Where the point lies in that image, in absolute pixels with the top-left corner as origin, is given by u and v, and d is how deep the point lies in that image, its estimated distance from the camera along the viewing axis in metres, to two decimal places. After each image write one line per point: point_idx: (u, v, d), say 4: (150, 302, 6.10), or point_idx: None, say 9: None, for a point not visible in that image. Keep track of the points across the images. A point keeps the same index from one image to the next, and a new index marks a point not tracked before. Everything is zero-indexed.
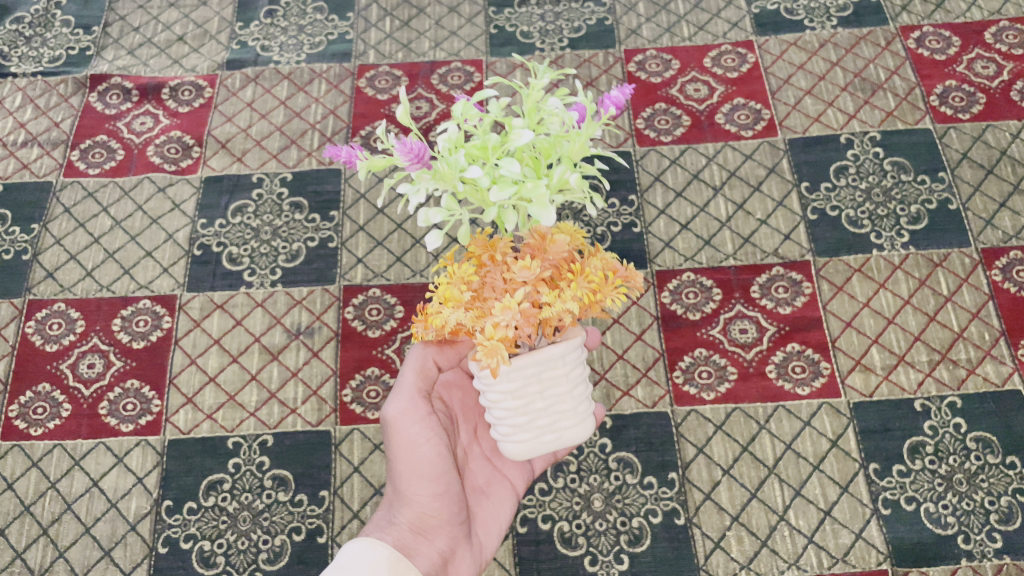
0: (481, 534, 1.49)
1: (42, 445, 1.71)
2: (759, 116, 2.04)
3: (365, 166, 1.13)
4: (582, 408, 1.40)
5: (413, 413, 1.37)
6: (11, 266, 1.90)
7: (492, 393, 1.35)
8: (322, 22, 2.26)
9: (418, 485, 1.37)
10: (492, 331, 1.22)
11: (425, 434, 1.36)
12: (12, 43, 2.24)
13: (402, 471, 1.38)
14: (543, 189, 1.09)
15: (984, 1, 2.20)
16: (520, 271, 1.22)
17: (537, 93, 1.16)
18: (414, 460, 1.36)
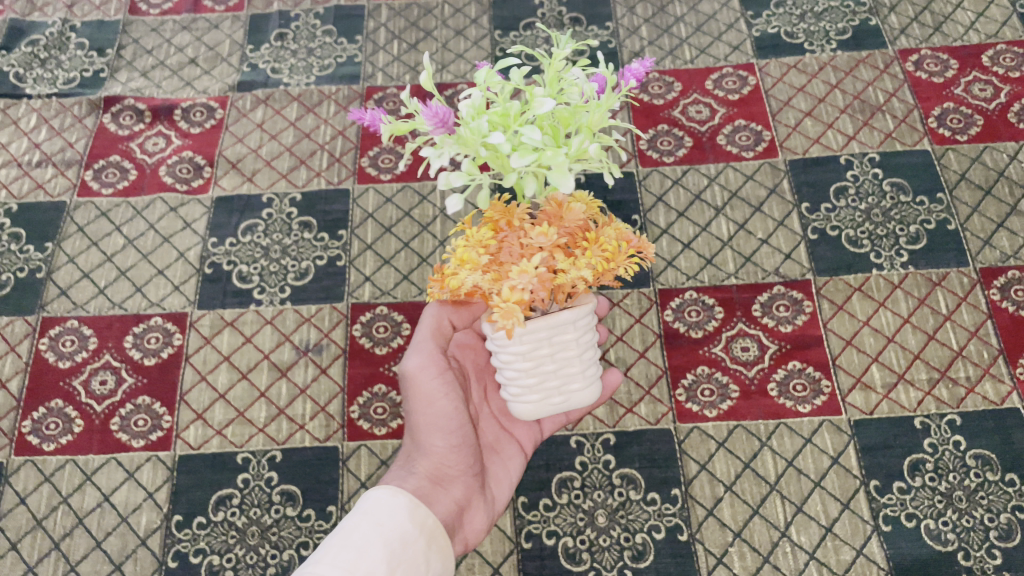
0: (494, 488, 1.55)
1: (54, 461, 1.73)
2: (760, 137, 2.07)
3: (390, 130, 1.24)
4: (590, 371, 1.47)
5: (432, 367, 1.45)
6: (25, 284, 1.93)
7: (504, 354, 1.41)
8: (331, 45, 2.31)
9: (436, 436, 1.45)
10: (510, 294, 1.27)
11: (443, 387, 1.44)
12: (27, 65, 2.29)
13: (421, 423, 1.46)
14: (562, 157, 1.18)
15: (982, 24, 2.24)
16: (538, 237, 1.29)
17: (559, 64, 1.25)
18: (433, 411, 1.44)
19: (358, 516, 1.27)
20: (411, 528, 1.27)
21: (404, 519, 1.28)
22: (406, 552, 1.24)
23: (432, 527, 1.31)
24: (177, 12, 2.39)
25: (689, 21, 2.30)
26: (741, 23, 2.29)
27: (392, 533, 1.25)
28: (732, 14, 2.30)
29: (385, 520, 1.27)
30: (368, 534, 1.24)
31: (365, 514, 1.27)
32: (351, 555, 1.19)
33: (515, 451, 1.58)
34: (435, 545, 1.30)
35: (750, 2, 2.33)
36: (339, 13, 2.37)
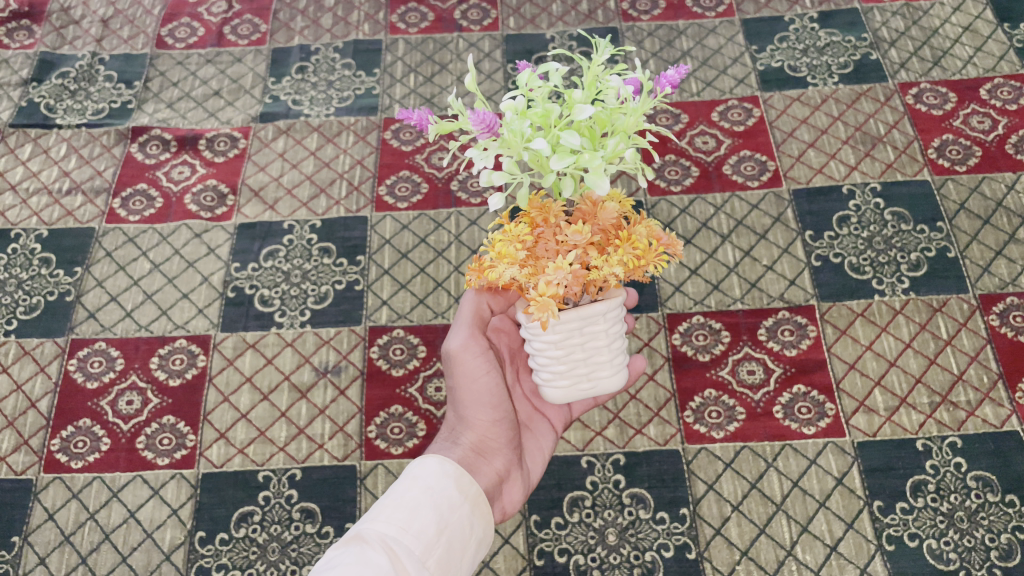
0: (530, 464, 1.61)
1: (82, 477, 1.79)
2: (765, 167, 2.14)
3: (436, 130, 1.32)
4: (618, 360, 1.54)
5: (475, 345, 1.50)
6: (55, 307, 2.00)
7: (537, 342, 1.48)
8: (350, 78, 2.40)
9: (479, 410, 1.50)
10: (546, 288, 1.33)
11: (485, 364, 1.50)
12: (58, 96, 2.38)
13: (464, 399, 1.51)
14: (599, 161, 1.23)
15: (979, 59, 2.31)
16: (573, 235, 1.36)
17: (597, 69, 1.31)
18: (476, 388, 1.49)
19: (409, 479, 1.34)
20: (458, 493, 1.34)
21: (452, 484, 1.35)
22: (453, 515, 1.31)
23: (476, 494, 1.37)
24: (202, 46, 2.48)
25: (695, 55, 2.38)
26: (746, 58, 2.37)
27: (441, 497, 1.32)
28: (737, 49, 2.39)
29: (434, 484, 1.33)
30: (418, 496, 1.31)
31: (416, 477, 1.34)
32: (403, 516, 1.27)
33: (548, 428, 1.64)
34: (480, 511, 1.36)
35: (754, 37, 2.41)
36: (358, 47, 2.47)
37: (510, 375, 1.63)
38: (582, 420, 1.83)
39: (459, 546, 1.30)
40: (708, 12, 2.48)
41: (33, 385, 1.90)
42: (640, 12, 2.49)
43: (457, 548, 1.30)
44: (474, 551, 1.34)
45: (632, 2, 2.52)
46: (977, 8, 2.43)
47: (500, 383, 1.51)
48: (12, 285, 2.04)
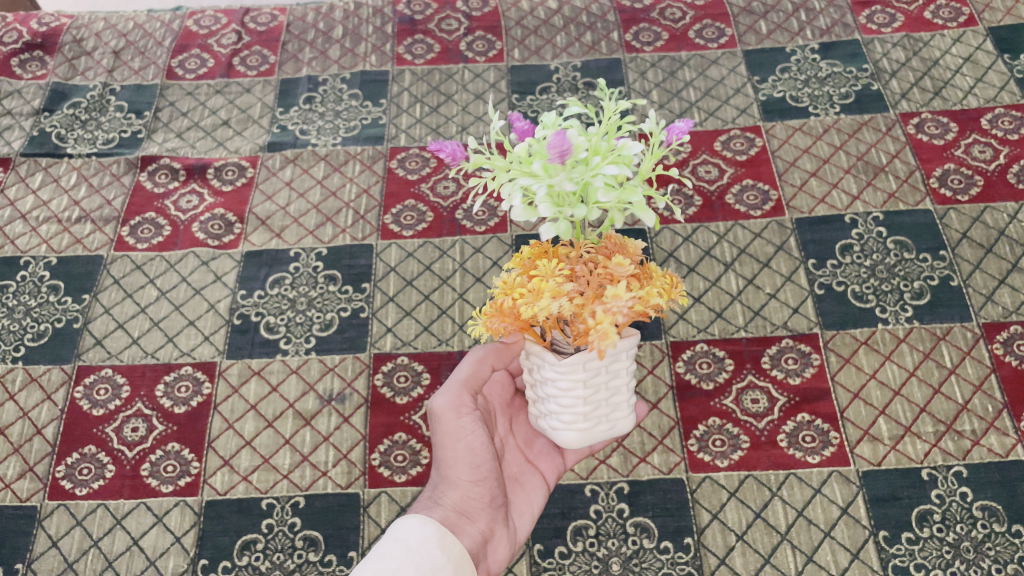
0: (517, 521, 1.60)
1: (86, 505, 1.79)
2: (767, 197, 2.16)
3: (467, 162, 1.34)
4: (633, 401, 1.57)
5: (464, 404, 1.53)
6: (63, 334, 2.02)
7: (563, 382, 1.46)
8: (357, 108, 2.43)
9: (461, 469, 1.51)
10: (603, 316, 1.32)
11: (471, 425, 1.52)
12: (69, 126, 2.41)
13: (448, 457, 1.53)
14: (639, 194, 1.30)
15: (980, 89, 2.33)
16: (619, 264, 1.35)
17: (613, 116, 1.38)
18: (461, 448, 1.51)
19: (392, 543, 1.36)
20: (441, 555, 1.36)
21: (435, 547, 1.36)
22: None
23: (460, 554, 1.39)
24: (211, 77, 2.52)
25: (698, 85, 2.41)
26: (749, 88, 2.39)
27: (424, 560, 1.34)
28: (739, 79, 2.42)
29: (417, 548, 1.35)
30: (401, 561, 1.32)
31: (398, 540, 1.36)
32: None
33: (538, 482, 1.63)
34: (464, 570, 1.38)
35: (757, 68, 2.44)
36: (365, 77, 2.50)
37: (503, 428, 1.65)
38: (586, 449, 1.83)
39: None
40: (710, 43, 2.51)
41: (39, 412, 1.91)
42: (643, 44, 2.52)
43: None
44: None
45: (635, 34, 2.55)
46: (978, 39, 2.45)
47: (484, 443, 1.52)
48: (21, 312, 2.06)
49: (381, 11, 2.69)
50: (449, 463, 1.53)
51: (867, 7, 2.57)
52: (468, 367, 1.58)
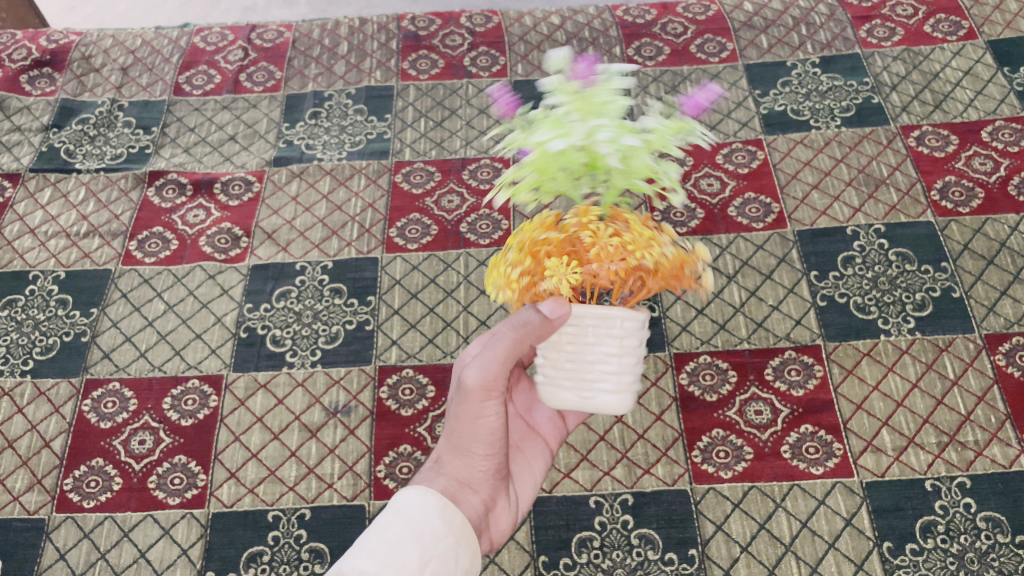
0: (518, 490, 1.55)
1: (93, 517, 1.80)
2: (769, 209, 2.17)
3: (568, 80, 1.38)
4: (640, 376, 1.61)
5: (495, 382, 1.39)
6: (71, 348, 2.04)
7: (609, 343, 1.46)
8: (362, 123, 2.46)
9: (477, 448, 1.42)
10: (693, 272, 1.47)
11: (494, 408, 1.41)
12: (78, 141, 2.44)
13: (462, 431, 1.43)
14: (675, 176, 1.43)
15: (981, 102, 2.35)
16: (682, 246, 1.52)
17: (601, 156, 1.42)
18: (480, 424, 1.41)
19: (390, 514, 1.29)
20: (442, 524, 1.29)
21: (436, 516, 1.30)
22: (439, 547, 1.26)
23: (461, 524, 1.32)
24: (218, 93, 2.55)
25: None
26: (750, 102, 2.41)
27: (425, 528, 1.27)
28: (740, 93, 2.44)
29: (417, 517, 1.28)
30: (402, 530, 1.26)
31: (398, 511, 1.29)
32: (384, 550, 1.23)
33: (539, 450, 1.60)
34: (466, 540, 1.32)
35: (758, 82, 2.46)
36: (370, 93, 2.53)
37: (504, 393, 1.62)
38: (590, 460, 1.83)
39: None
40: (711, 57, 2.54)
41: (47, 425, 1.92)
42: (644, 58, 2.55)
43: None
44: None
45: (637, 49, 2.58)
46: (977, 52, 2.47)
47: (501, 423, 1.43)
48: (29, 325, 2.08)
49: (386, 27, 2.72)
50: (461, 438, 1.42)
51: (867, 20, 2.60)
52: (507, 341, 1.41)
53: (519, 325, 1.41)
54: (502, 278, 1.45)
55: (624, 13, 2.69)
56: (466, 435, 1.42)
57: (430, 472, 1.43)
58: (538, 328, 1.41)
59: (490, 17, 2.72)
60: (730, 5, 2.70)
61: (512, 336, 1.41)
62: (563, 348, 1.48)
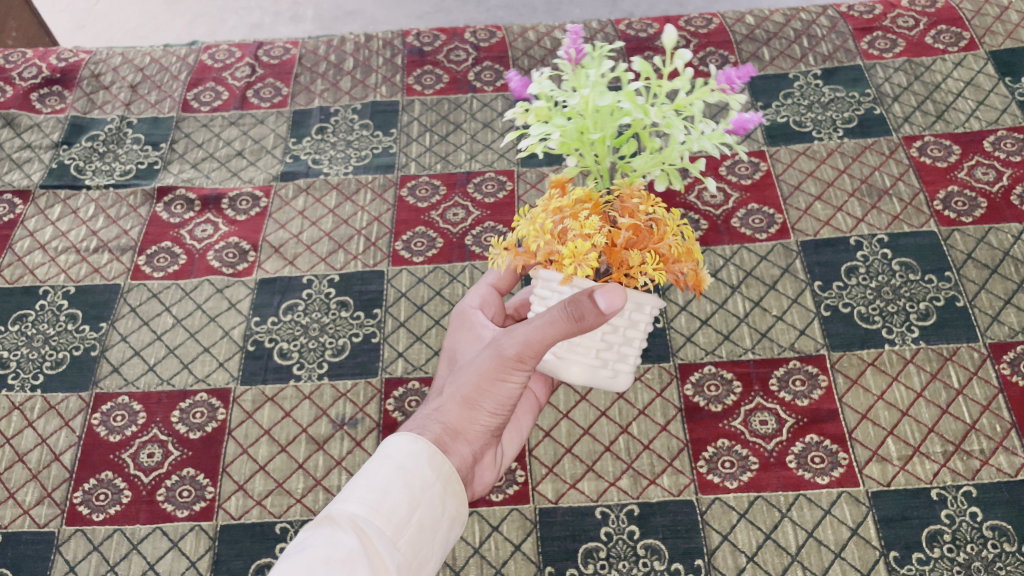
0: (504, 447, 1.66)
1: (103, 530, 1.81)
2: (772, 220, 2.19)
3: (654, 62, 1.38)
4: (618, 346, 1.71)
5: (531, 356, 1.40)
6: (80, 362, 2.06)
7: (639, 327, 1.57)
8: (368, 137, 2.48)
9: (485, 404, 1.42)
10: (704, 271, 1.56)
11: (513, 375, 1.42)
12: (87, 158, 2.47)
13: (474, 385, 1.42)
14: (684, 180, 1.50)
15: (982, 112, 2.36)
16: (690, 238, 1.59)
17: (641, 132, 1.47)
18: (500, 388, 1.42)
19: (379, 458, 1.26)
20: (431, 472, 1.27)
21: (425, 463, 1.28)
22: (426, 495, 1.25)
23: (449, 472, 1.30)
24: (226, 109, 2.58)
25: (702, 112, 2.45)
26: (752, 114, 2.43)
27: (413, 476, 1.26)
28: (743, 105, 2.46)
29: (406, 464, 1.26)
30: (391, 475, 1.24)
31: (386, 456, 1.27)
32: (374, 494, 1.22)
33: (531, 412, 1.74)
34: (452, 488, 1.30)
35: (760, 94, 2.48)
36: (375, 108, 2.56)
37: None
38: (596, 471, 1.84)
39: (431, 526, 1.25)
40: (714, 70, 2.56)
41: (57, 439, 1.93)
42: None
43: (428, 529, 1.24)
44: (446, 531, 1.28)
45: (641, 62, 2.60)
46: (978, 63, 2.49)
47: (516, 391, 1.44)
48: (40, 340, 2.10)
49: (391, 43, 2.75)
50: (473, 393, 1.42)
51: (869, 32, 2.62)
52: (559, 323, 1.35)
53: (571, 311, 1.33)
54: (570, 253, 1.42)
55: (626, 27, 2.73)
56: (481, 391, 1.42)
57: (427, 416, 1.42)
58: (590, 317, 1.34)
59: (493, 32, 2.75)
60: (731, 18, 2.72)
61: (564, 320, 1.34)
62: (600, 334, 1.53)
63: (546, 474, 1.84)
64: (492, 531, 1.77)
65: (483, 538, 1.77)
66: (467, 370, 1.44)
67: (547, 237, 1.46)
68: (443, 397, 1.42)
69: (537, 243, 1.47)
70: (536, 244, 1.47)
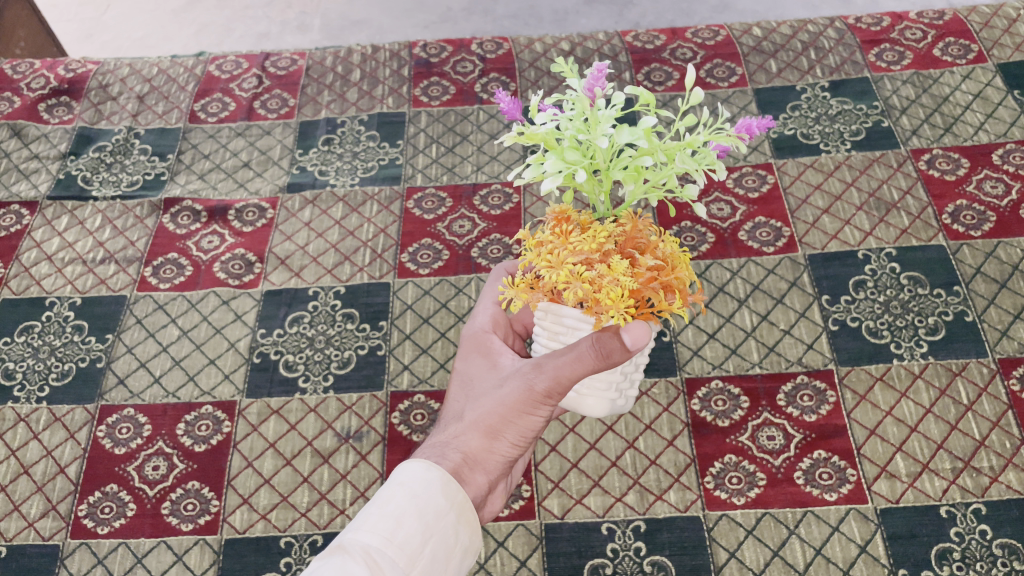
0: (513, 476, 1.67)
1: (107, 543, 1.80)
2: (780, 233, 2.18)
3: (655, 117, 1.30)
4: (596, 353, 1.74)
5: (558, 391, 1.42)
6: (86, 374, 2.06)
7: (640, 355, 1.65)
8: (374, 149, 2.48)
9: (508, 435, 1.43)
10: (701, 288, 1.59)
11: (536, 407, 1.44)
12: (94, 169, 2.47)
13: (499, 416, 1.43)
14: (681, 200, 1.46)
15: (991, 125, 2.35)
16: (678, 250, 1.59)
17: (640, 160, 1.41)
18: (524, 420, 1.43)
19: (392, 486, 1.26)
20: (444, 501, 1.27)
21: (438, 491, 1.27)
22: (440, 524, 1.24)
23: (462, 501, 1.30)
24: (233, 120, 2.58)
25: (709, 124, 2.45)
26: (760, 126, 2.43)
27: (426, 504, 1.25)
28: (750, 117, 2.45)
29: (420, 491, 1.26)
30: (404, 505, 1.23)
31: (400, 483, 1.26)
32: (388, 524, 1.21)
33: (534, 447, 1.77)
34: (466, 517, 1.29)
35: (767, 106, 2.47)
36: (382, 119, 2.56)
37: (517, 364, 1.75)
38: (602, 487, 1.83)
39: (443, 555, 1.24)
40: (721, 82, 2.55)
41: (62, 451, 1.93)
42: (655, 83, 2.57)
43: (440, 558, 1.23)
44: (458, 561, 1.27)
45: (647, 74, 2.60)
46: (987, 75, 2.48)
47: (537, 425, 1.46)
48: (46, 351, 2.10)
49: (398, 54, 2.76)
50: (497, 423, 1.43)
51: (877, 44, 2.61)
52: (587, 359, 1.38)
53: (600, 349, 1.37)
54: (609, 297, 1.38)
55: (633, 39, 2.73)
56: (505, 421, 1.43)
57: (445, 442, 1.42)
58: (617, 355, 1.38)
59: (500, 44, 2.76)
60: (738, 30, 2.72)
61: (592, 356, 1.37)
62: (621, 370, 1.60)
63: (552, 489, 1.83)
64: (498, 546, 1.76)
65: (489, 554, 1.75)
66: (491, 399, 1.45)
67: (580, 283, 1.39)
68: (464, 425, 1.43)
69: (568, 288, 1.40)
70: (568, 291, 1.40)
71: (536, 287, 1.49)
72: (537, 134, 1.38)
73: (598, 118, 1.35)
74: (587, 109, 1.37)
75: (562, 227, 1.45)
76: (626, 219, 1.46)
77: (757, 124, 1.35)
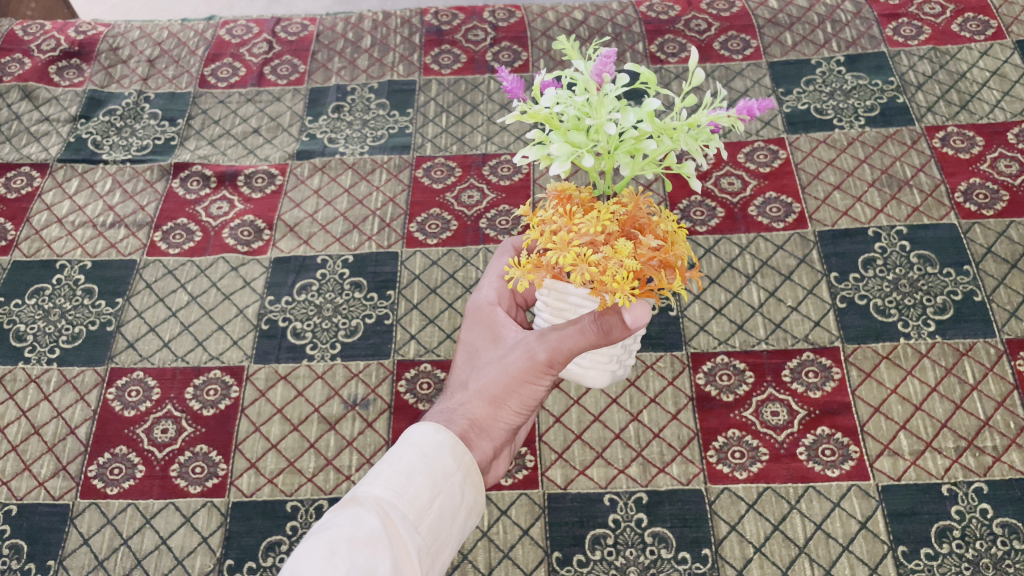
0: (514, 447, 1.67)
1: (117, 504, 1.83)
2: (790, 210, 2.17)
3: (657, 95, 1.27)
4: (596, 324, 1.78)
5: (560, 361, 1.43)
6: (96, 336, 2.07)
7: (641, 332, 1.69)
8: (384, 117, 2.47)
9: (512, 404, 1.44)
10: None
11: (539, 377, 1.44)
12: (105, 133, 2.47)
13: (503, 384, 1.44)
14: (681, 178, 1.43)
15: (1007, 103, 2.32)
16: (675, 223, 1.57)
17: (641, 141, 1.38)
18: (527, 389, 1.44)
19: (403, 445, 1.27)
20: (452, 461, 1.28)
21: (447, 452, 1.28)
22: (447, 483, 1.25)
23: (469, 463, 1.30)
24: (243, 85, 2.57)
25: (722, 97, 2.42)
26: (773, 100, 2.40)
27: (436, 463, 1.26)
28: (763, 91, 2.42)
29: (429, 452, 1.27)
30: (414, 462, 1.25)
31: (409, 443, 1.28)
32: (399, 480, 1.23)
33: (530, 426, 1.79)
34: (472, 479, 1.30)
35: (781, 80, 2.45)
36: (392, 87, 2.55)
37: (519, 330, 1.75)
38: (605, 458, 1.84)
39: (450, 514, 1.25)
40: (735, 55, 2.52)
41: (72, 413, 1.95)
42: (667, 55, 2.54)
43: (447, 515, 1.25)
44: (463, 520, 1.28)
45: (660, 46, 2.57)
46: (1005, 52, 2.44)
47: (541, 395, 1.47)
48: (56, 314, 2.12)
49: (409, 21, 2.74)
50: (500, 391, 1.44)
51: (894, 18, 2.57)
52: (589, 333, 1.39)
53: (601, 326, 1.39)
54: (614, 279, 1.35)
55: (647, 9, 2.70)
56: (508, 390, 1.44)
57: (451, 409, 1.44)
58: (618, 331, 1.40)
59: (513, 12, 2.73)
60: (754, 1, 2.68)
61: (593, 333, 1.39)
62: (622, 344, 1.64)
63: (555, 460, 1.85)
64: (501, 515, 1.78)
65: (492, 522, 1.77)
66: (495, 368, 1.47)
67: (586, 265, 1.37)
68: (470, 393, 1.45)
69: (575, 270, 1.38)
70: (574, 273, 1.38)
71: (542, 266, 1.46)
72: (540, 114, 1.35)
73: (602, 100, 1.35)
74: (592, 92, 1.34)
75: (567, 206, 1.43)
76: (628, 197, 1.43)
77: (759, 105, 1.28)
